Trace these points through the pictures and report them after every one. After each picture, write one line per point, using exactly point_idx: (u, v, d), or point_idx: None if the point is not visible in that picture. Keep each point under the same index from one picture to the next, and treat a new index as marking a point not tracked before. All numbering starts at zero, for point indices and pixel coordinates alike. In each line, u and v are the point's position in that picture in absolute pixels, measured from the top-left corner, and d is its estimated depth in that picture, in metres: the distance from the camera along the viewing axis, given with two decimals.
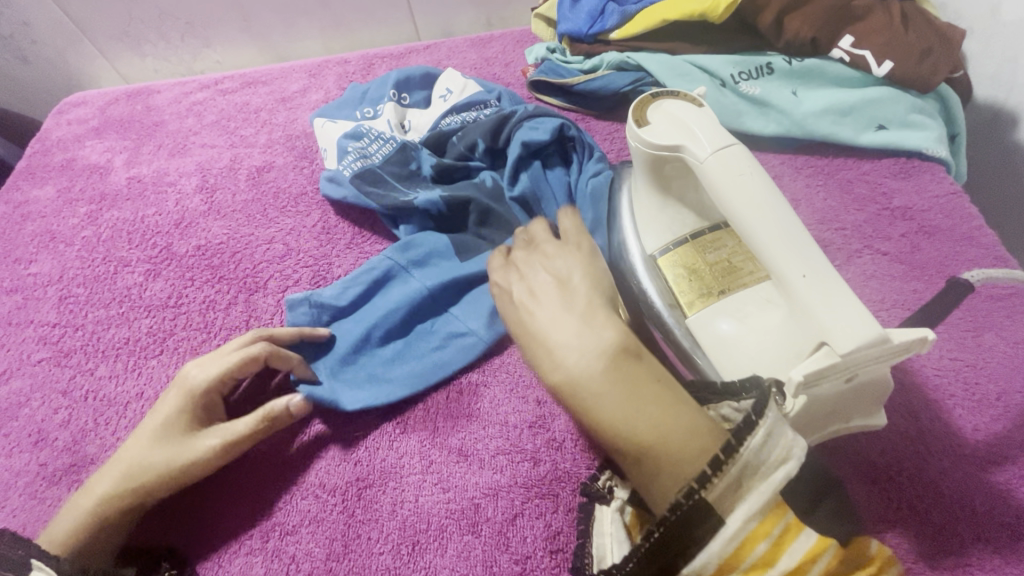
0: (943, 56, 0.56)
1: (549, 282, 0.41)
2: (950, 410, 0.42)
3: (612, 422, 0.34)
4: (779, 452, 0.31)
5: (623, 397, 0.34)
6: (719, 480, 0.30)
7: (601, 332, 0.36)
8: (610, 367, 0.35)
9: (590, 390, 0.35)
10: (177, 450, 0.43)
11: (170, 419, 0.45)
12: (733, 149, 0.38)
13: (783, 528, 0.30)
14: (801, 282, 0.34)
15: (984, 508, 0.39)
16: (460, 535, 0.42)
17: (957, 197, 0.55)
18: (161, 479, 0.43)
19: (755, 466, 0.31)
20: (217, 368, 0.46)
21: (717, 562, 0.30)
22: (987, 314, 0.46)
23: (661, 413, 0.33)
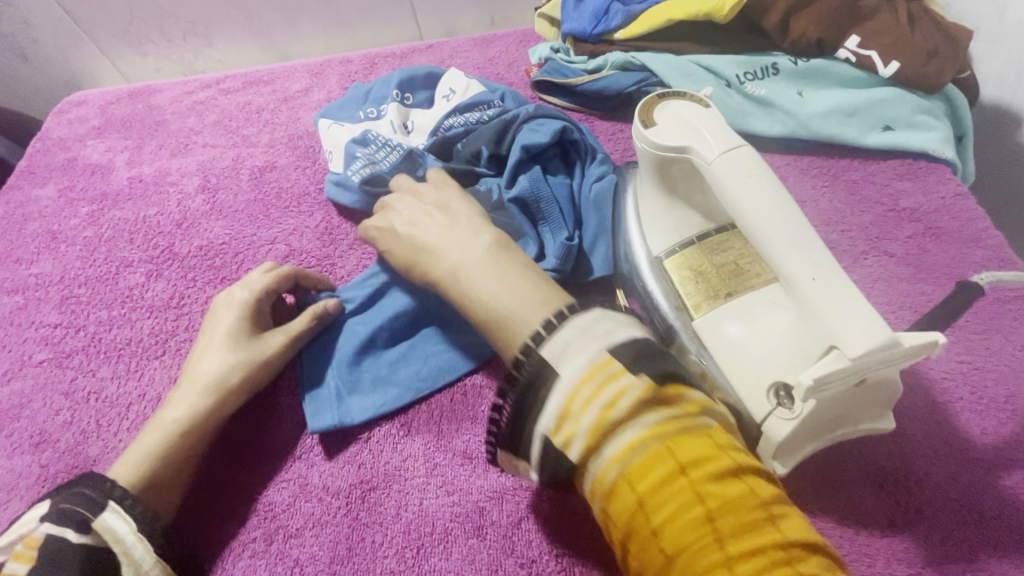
0: (950, 57, 0.56)
1: (433, 209, 0.47)
2: (958, 413, 0.42)
3: (483, 299, 0.39)
4: (603, 325, 0.34)
5: (491, 278, 0.40)
6: (551, 341, 0.34)
7: (474, 233, 0.43)
8: (480, 257, 0.41)
9: (464, 277, 0.41)
10: (250, 354, 0.48)
11: (232, 332, 0.49)
12: (741, 150, 0.38)
13: (604, 376, 0.31)
14: (811, 285, 0.33)
15: (992, 512, 0.38)
16: (465, 538, 0.42)
17: (964, 198, 0.54)
18: (240, 383, 0.47)
19: (586, 330, 0.34)
20: (260, 283, 0.51)
21: (552, 410, 0.32)
22: (995, 316, 0.46)
23: (522, 287, 0.38)
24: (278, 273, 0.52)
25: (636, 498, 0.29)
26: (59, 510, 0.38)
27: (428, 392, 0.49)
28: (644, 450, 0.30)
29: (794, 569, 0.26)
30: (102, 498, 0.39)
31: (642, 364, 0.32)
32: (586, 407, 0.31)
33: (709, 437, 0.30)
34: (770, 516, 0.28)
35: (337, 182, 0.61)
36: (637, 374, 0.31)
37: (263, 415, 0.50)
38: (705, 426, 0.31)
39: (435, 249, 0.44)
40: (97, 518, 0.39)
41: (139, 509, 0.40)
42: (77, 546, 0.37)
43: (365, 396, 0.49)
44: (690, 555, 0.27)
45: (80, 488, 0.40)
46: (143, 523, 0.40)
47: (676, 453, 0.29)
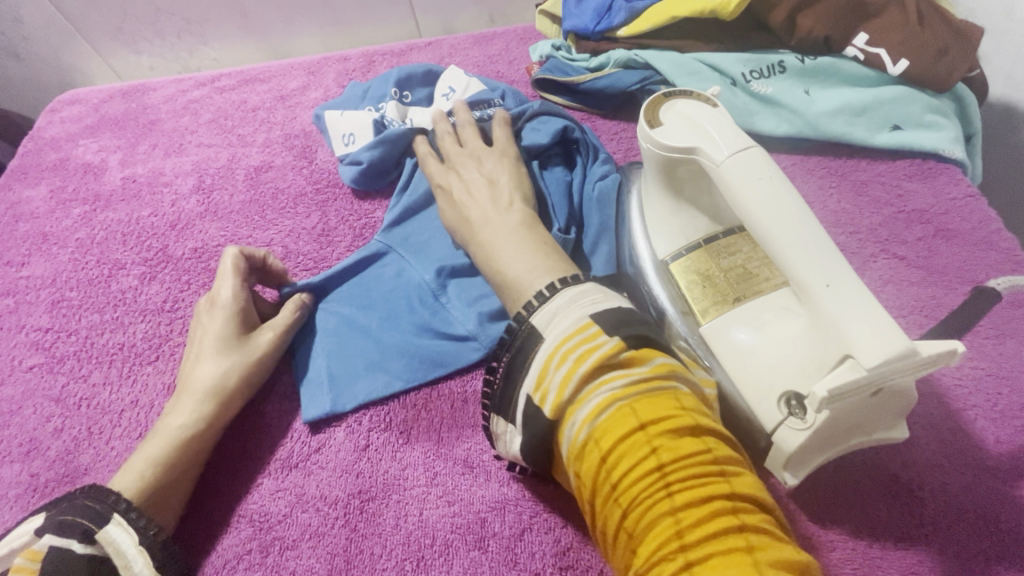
0: (959, 56, 0.54)
1: (485, 182, 0.51)
2: (972, 421, 0.41)
3: (497, 264, 0.45)
4: (593, 296, 0.36)
5: (512, 247, 0.45)
6: (541, 306, 0.37)
7: (515, 216, 0.47)
8: (506, 229, 0.46)
9: (490, 241, 0.46)
10: (244, 355, 0.47)
11: (220, 335, 0.48)
12: (750, 151, 0.37)
13: (581, 337, 0.33)
14: (826, 292, 0.32)
15: (1009, 524, 0.37)
16: (466, 550, 0.41)
17: (975, 199, 0.53)
18: (238, 384, 0.47)
19: (574, 299, 0.37)
20: (236, 281, 0.49)
21: (535, 371, 0.35)
22: (1009, 321, 0.45)
23: (538, 258, 0.43)
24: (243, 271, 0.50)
25: (599, 454, 0.30)
26: (59, 523, 0.38)
27: (421, 384, 0.48)
28: (609, 408, 0.30)
29: (738, 518, 0.26)
30: (105, 510, 0.39)
31: (619, 329, 0.34)
32: (559, 366, 0.33)
33: (673, 399, 0.31)
34: (722, 472, 0.28)
35: (368, 150, 0.59)
36: (611, 337, 0.33)
37: (258, 423, 0.48)
38: (671, 389, 0.31)
39: (468, 215, 0.49)
40: (100, 529, 0.38)
41: (143, 522, 0.40)
42: (81, 557, 0.37)
43: (359, 386, 0.48)
44: (643, 506, 0.27)
45: (82, 499, 0.39)
46: (145, 535, 0.39)
47: (638, 410, 0.30)
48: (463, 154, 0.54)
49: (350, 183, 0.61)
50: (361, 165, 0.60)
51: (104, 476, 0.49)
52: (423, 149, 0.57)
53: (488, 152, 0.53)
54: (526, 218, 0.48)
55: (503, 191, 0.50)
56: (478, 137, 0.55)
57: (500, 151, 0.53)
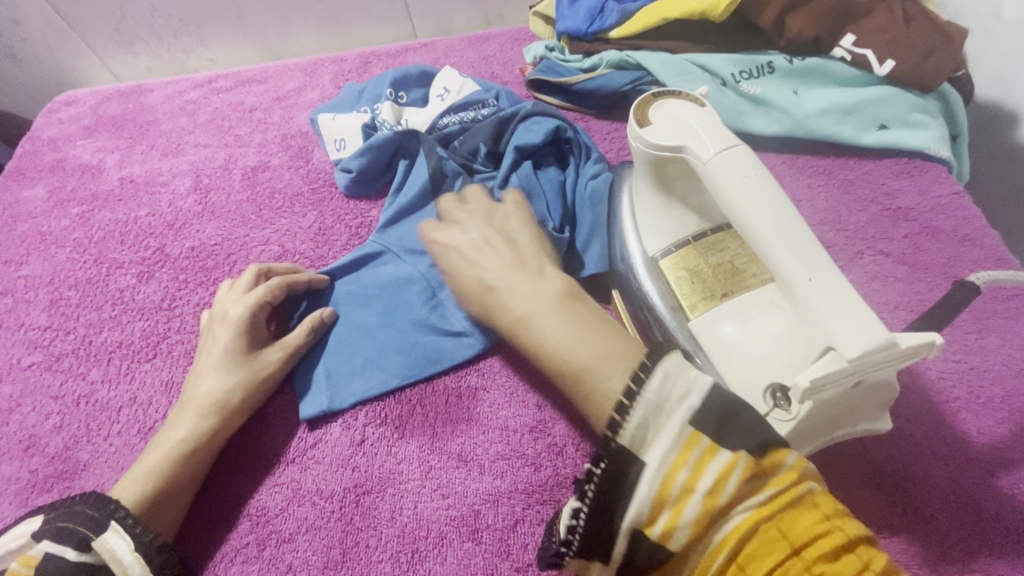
0: (946, 55, 0.55)
1: (504, 242, 0.44)
2: (955, 413, 0.42)
3: (549, 348, 0.36)
4: (680, 387, 0.31)
5: (563, 324, 0.36)
6: (629, 422, 0.31)
7: (548, 282, 0.40)
8: (543, 299, 0.38)
9: (534, 323, 0.37)
10: (249, 372, 0.47)
11: (228, 351, 0.47)
12: (736, 150, 0.38)
13: (698, 454, 0.29)
14: (806, 286, 0.33)
15: (990, 512, 0.38)
16: (460, 542, 0.42)
17: (960, 197, 0.54)
18: (242, 402, 0.47)
19: (660, 405, 0.31)
20: (252, 301, 0.49)
21: (643, 503, 0.29)
22: (991, 316, 0.46)
23: (592, 340, 0.35)
24: (269, 284, 0.51)
25: None
26: (57, 529, 0.38)
27: (416, 379, 0.49)
28: (753, 536, 0.28)
29: None
30: (104, 518, 0.39)
31: (730, 431, 0.30)
32: (686, 497, 0.29)
33: (814, 506, 0.28)
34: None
35: (357, 157, 0.60)
36: (729, 446, 0.29)
37: (254, 419, 0.49)
38: (809, 493, 0.29)
39: (490, 281, 0.41)
40: (97, 537, 0.39)
41: (139, 530, 0.40)
42: (73, 565, 0.37)
43: (355, 380, 0.49)
44: None
45: (82, 506, 0.40)
46: (140, 543, 0.39)
47: (789, 535, 0.27)
48: (471, 213, 0.48)
49: (344, 193, 0.63)
50: (349, 174, 0.61)
51: (102, 472, 0.49)
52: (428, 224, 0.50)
53: (504, 213, 0.48)
54: (568, 282, 0.40)
55: (527, 251, 0.43)
56: (483, 198, 0.50)
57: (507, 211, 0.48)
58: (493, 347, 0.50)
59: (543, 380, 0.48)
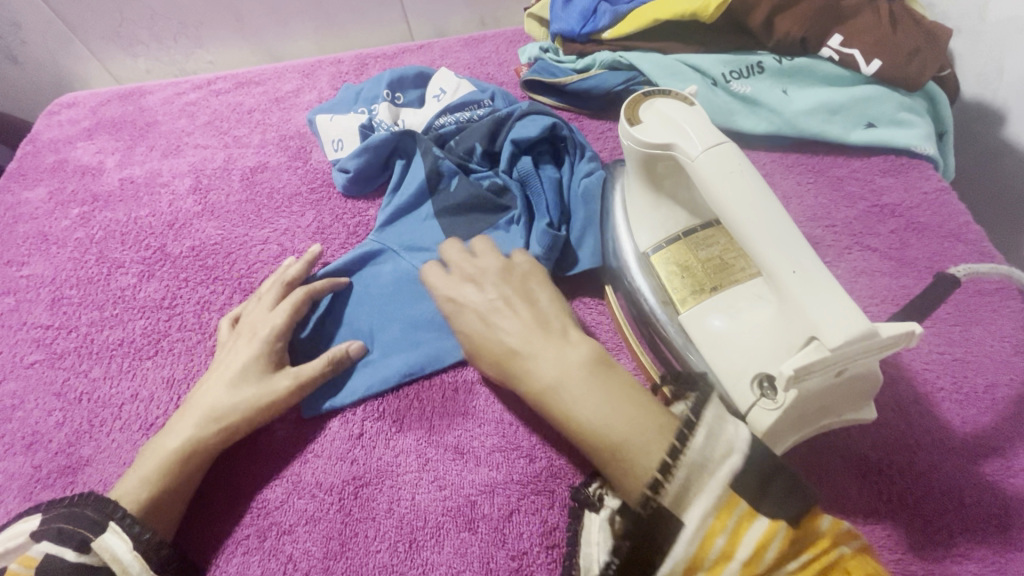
0: (931, 55, 0.57)
1: (525, 307, 0.42)
2: (939, 403, 0.43)
3: (581, 420, 0.36)
4: (722, 445, 0.33)
5: (597, 398, 0.36)
6: (672, 484, 0.33)
7: (577, 349, 0.39)
8: (574, 370, 0.37)
9: (565, 396, 0.37)
10: (258, 391, 0.47)
11: (243, 368, 0.47)
12: (723, 147, 0.39)
13: (736, 518, 0.32)
14: (790, 278, 0.34)
15: (972, 499, 0.39)
16: (457, 531, 0.43)
17: (945, 193, 0.55)
18: (243, 418, 0.46)
19: (702, 465, 0.33)
20: (280, 319, 0.50)
21: (681, 565, 0.32)
22: (974, 308, 0.47)
23: (626, 412, 0.35)
24: (293, 301, 0.51)
25: None
26: (58, 531, 0.40)
27: (416, 376, 0.50)
28: None
29: None
30: (102, 519, 0.40)
31: (768, 497, 0.32)
32: (722, 560, 0.32)
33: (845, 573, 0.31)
34: None
35: (354, 158, 0.62)
36: (767, 512, 0.32)
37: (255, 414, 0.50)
38: (839, 560, 0.31)
39: (513, 352, 0.40)
40: (97, 538, 0.40)
41: (137, 528, 0.41)
42: (72, 565, 0.38)
43: (356, 377, 0.50)
44: None
45: (82, 508, 0.41)
46: (139, 542, 0.40)
47: None
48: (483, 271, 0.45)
49: (342, 193, 0.64)
50: (346, 175, 0.62)
51: (105, 468, 0.50)
52: (433, 274, 0.47)
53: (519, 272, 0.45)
54: (595, 346, 0.40)
55: (551, 315, 0.42)
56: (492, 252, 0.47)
57: (519, 272, 0.45)
58: None
59: None
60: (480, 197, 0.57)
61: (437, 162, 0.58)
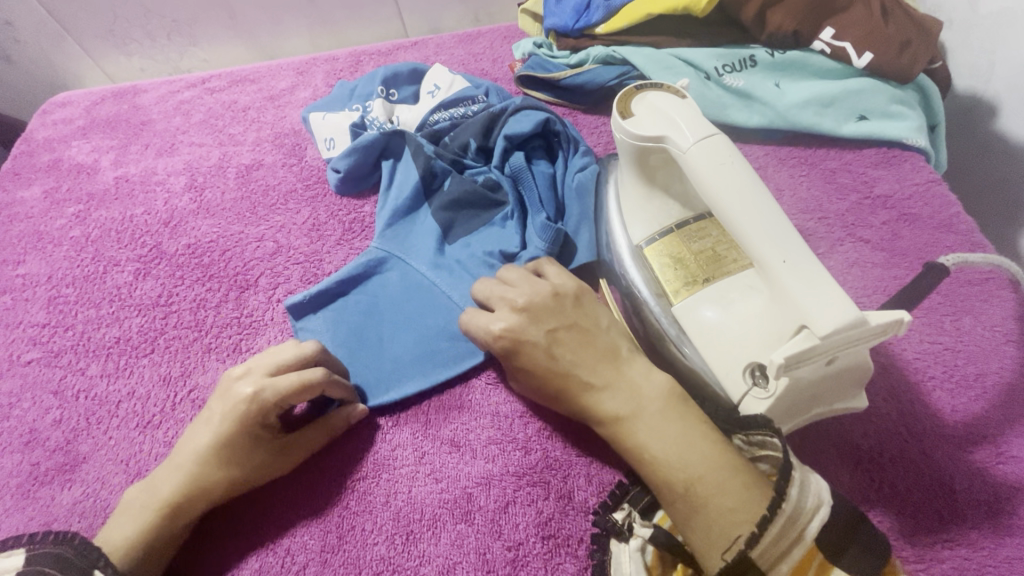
0: (922, 47, 0.57)
1: (590, 333, 0.43)
2: (930, 392, 0.44)
3: (655, 455, 0.37)
4: (814, 497, 0.33)
5: (670, 432, 0.37)
6: (764, 538, 0.32)
7: (649, 382, 0.40)
8: (651, 406, 0.39)
9: (640, 426, 0.38)
10: (243, 469, 0.43)
11: (228, 443, 0.42)
12: (715, 139, 0.39)
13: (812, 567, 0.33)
14: (783, 267, 0.35)
15: (962, 485, 0.40)
16: (453, 523, 0.43)
17: (936, 184, 0.56)
18: (228, 490, 0.43)
19: (794, 518, 0.32)
20: (274, 399, 0.43)
21: None
22: (965, 297, 0.47)
23: (702, 447, 0.36)
24: (299, 382, 0.44)
25: None
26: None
27: (430, 389, 0.49)
28: None
29: None
30: (87, 565, 0.38)
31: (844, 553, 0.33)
32: None
33: None
34: None
35: (345, 157, 0.62)
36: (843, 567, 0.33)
37: None
38: None
39: (585, 377, 0.41)
40: None
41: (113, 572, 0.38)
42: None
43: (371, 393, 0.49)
44: None
45: (65, 550, 0.39)
46: None
47: None
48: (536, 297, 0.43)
49: (335, 192, 0.64)
50: (337, 175, 0.62)
51: (102, 465, 0.50)
52: (476, 319, 0.44)
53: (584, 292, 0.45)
54: (667, 379, 0.40)
55: (615, 340, 0.43)
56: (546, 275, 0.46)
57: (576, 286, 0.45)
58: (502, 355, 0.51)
59: None
60: (478, 195, 0.57)
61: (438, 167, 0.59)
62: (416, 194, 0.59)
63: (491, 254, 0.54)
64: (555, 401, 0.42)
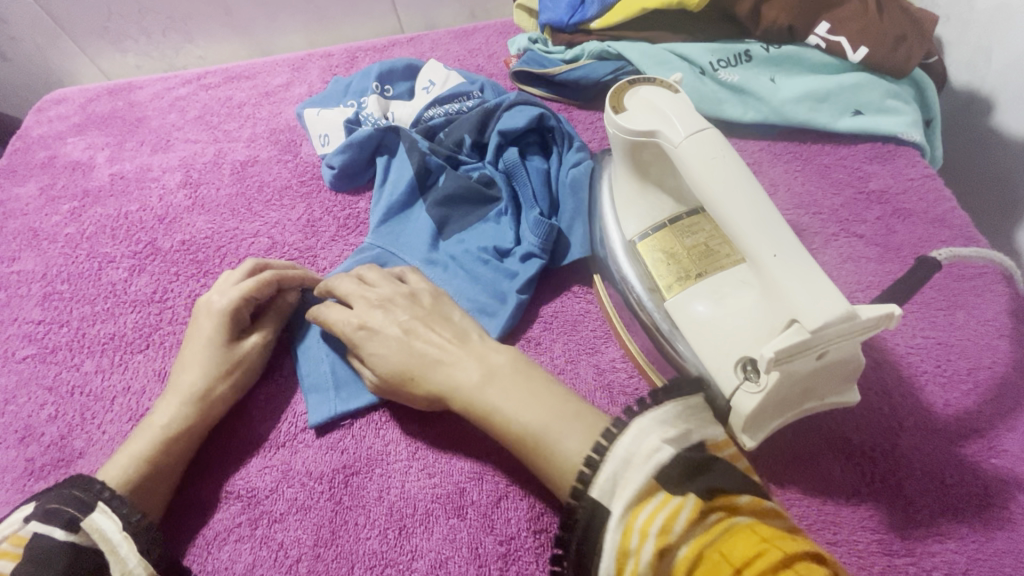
0: (916, 42, 0.57)
1: (442, 317, 0.44)
2: (922, 386, 0.44)
3: (506, 414, 0.38)
4: (652, 440, 0.33)
5: (517, 391, 0.39)
6: (599, 476, 0.32)
7: (495, 354, 0.42)
8: (500, 371, 0.40)
9: (489, 390, 0.39)
10: (232, 363, 0.48)
11: (215, 349, 0.48)
12: (706, 133, 0.39)
13: (655, 501, 0.31)
14: (773, 261, 0.35)
15: (954, 479, 0.40)
16: (445, 518, 0.43)
17: (931, 179, 0.56)
18: (227, 392, 0.47)
19: (630, 459, 0.32)
20: (236, 296, 0.49)
21: (608, 553, 0.30)
22: (959, 292, 0.47)
23: (547, 401, 0.38)
24: (258, 279, 0.50)
25: None
26: (46, 509, 0.37)
27: None
28: (700, 564, 0.29)
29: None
30: (91, 499, 0.39)
31: (686, 484, 0.32)
32: (642, 540, 0.29)
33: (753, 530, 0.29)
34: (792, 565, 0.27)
35: (339, 154, 0.62)
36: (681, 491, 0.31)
37: (243, 408, 0.49)
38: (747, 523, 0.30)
39: (435, 354, 0.42)
40: (85, 517, 0.38)
41: (127, 510, 0.39)
42: (63, 545, 0.36)
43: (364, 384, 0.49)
44: None
45: (67, 488, 0.39)
46: (129, 524, 0.39)
47: (728, 555, 0.28)
48: (392, 289, 0.46)
49: (329, 188, 0.64)
50: (332, 171, 0.63)
51: (97, 460, 0.50)
52: (334, 312, 0.46)
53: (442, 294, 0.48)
54: (516, 352, 0.42)
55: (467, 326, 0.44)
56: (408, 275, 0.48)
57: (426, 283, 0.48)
58: None
59: None
60: (472, 190, 0.57)
61: (433, 163, 0.59)
62: (410, 187, 0.58)
63: (484, 248, 0.54)
64: (409, 389, 0.43)
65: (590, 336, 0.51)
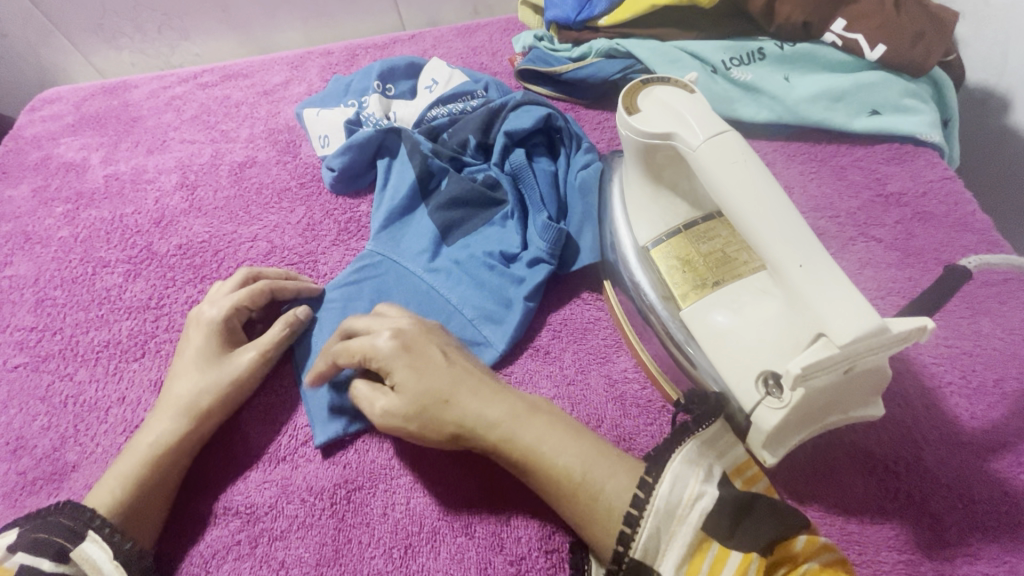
0: (936, 39, 0.55)
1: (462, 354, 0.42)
2: (947, 398, 0.42)
3: (547, 456, 0.36)
4: (690, 490, 0.32)
5: (555, 430, 0.37)
6: (640, 536, 0.32)
7: (523, 393, 0.40)
8: (534, 407, 0.38)
9: (527, 427, 0.37)
10: (225, 374, 0.46)
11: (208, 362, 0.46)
12: (725, 136, 0.37)
13: (711, 559, 0.31)
14: (800, 271, 0.33)
15: (982, 496, 0.38)
16: (453, 536, 0.42)
17: (951, 181, 0.54)
18: (218, 403, 0.45)
19: (671, 512, 0.32)
20: (228, 305, 0.48)
21: None
22: (982, 300, 0.46)
23: (586, 444, 0.36)
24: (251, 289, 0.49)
25: None
26: (33, 540, 0.36)
27: None
28: None
29: None
30: (80, 527, 0.38)
31: (738, 534, 0.31)
32: None
33: None
34: None
35: (339, 156, 0.60)
36: (739, 547, 0.31)
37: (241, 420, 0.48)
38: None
39: (473, 376, 0.39)
40: (76, 547, 0.37)
41: (118, 537, 0.38)
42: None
43: None
44: None
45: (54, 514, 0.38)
46: (121, 552, 0.38)
47: None
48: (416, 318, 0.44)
49: (330, 191, 0.62)
50: (332, 173, 0.61)
51: (91, 473, 0.49)
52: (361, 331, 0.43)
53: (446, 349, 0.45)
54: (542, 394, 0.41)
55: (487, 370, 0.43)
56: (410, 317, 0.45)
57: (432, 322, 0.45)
58: (502, 359, 0.49)
59: (535, 373, 0.48)
60: (479, 194, 0.55)
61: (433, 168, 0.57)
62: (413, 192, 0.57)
63: (490, 253, 0.52)
64: (441, 408, 0.38)
65: (601, 345, 0.49)
